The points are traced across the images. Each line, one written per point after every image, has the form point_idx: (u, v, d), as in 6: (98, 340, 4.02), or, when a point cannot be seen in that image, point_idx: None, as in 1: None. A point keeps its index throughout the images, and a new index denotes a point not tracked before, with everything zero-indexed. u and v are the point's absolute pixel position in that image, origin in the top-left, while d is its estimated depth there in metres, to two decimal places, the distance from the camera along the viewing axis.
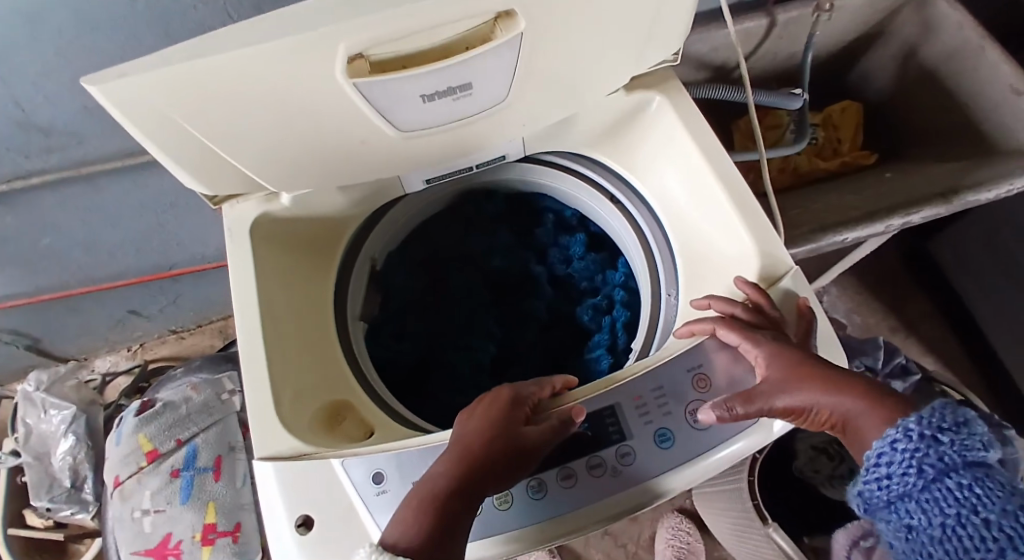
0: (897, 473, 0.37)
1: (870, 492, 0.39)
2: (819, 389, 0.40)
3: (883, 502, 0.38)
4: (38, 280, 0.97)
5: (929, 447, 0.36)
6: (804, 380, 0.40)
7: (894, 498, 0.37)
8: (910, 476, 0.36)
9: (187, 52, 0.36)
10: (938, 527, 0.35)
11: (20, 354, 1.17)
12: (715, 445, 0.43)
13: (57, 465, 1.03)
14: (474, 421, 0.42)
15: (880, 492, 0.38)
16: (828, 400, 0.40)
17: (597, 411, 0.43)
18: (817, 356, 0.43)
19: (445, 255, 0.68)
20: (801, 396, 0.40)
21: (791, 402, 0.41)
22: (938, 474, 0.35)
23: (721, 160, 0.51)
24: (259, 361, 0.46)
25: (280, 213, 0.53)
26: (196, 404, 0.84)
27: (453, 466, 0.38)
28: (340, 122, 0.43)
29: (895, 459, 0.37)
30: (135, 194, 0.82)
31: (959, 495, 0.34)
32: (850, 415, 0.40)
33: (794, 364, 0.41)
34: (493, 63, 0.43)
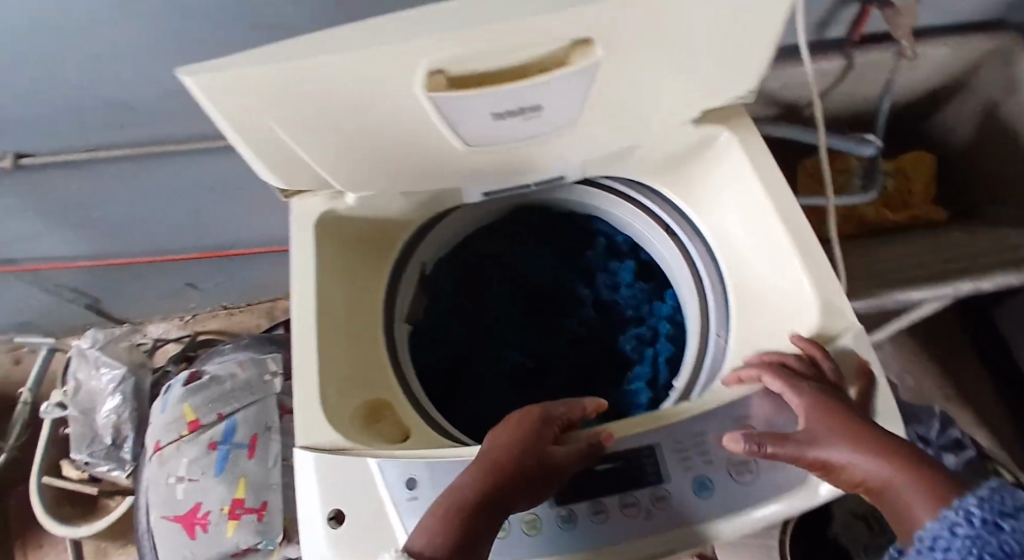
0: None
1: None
2: (861, 448, 0.37)
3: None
4: (105, 245, 1.03)
5: (992, 534, 0.33)
6: (843, 434, 0.38)
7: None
8: None
9: (282, 51, 0.38)
10: None
11: (81, 312, 1.25)
12: (753, 503, 0.42)
13: (101, 422, 1.09)
14: (502, 433, 0.42)
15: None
16: (869, 461, 0.37)
17: (637, 449, 0.43)
18: (868, 420, 0.40)
19: (493, 268, 0.69)
20: (840, 451, 0.38)
21: (829, 456, 0.38)
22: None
23: (788, 203, 0.50)
24: (309, 354, 0.48)
25: (343, 212, 0.55)
26: (240, 381, 0.88)
27: (480, 478, 0.38)
28: (411, 131, 0.45)
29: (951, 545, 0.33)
30: (204, 175, 0.86)
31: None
32: (894, 484, 0.36)
33: (835, 417, 0.39)
34: (564, 88, 0.43)
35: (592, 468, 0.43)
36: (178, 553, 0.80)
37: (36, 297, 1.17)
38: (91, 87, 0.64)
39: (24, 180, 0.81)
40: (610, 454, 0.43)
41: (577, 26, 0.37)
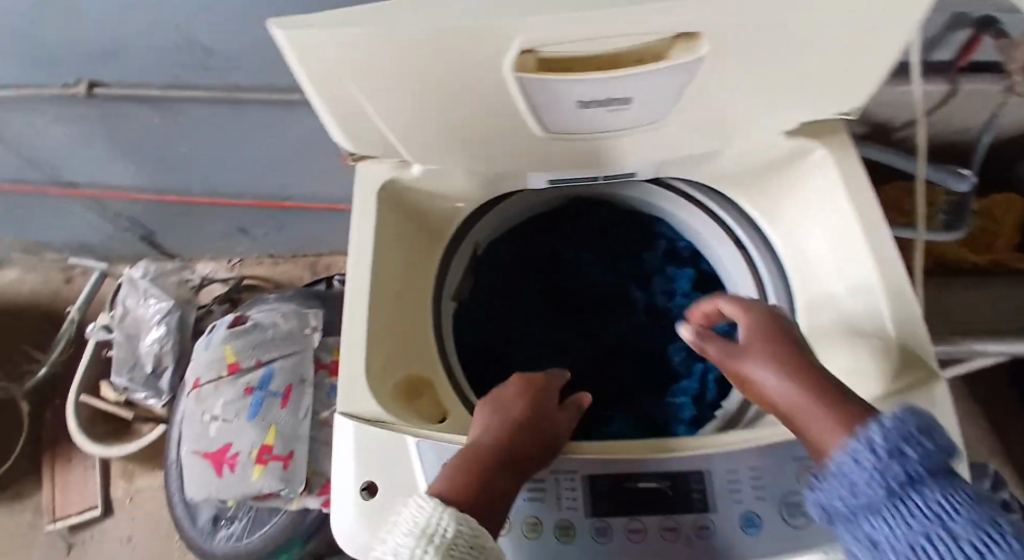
0: (857, 491, 0.27)
1: (831, 515, 0.30)
2: (782, 374, 0.36)
3: (843, 520, 0.29)
4: (166, 180, 1.05)
5: (899, 459, 0.27)
6: (771, 361, 0.37)
7: (852, 514, 0.28)
8: (873, 492, 0.27)
9: (380, 14, 0.37)
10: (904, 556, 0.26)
11: (136, 242, 1.28)
12: (803, 549, 0.39)
13: (144, 349, 1.12)
14: (508, 394, 0.44)
15: (839, 513, 0.29)
16: (783, 387, 0.36)
17: (685, 473, 0.41)
18: (802, 350, 0.38)
19: (546, 257, 0.68)
20: (762, 376, 0.37)
21: (754, 380, 0.38)
22: (907, 494, 0.26)
23: (880, 237, 0.48)
24: (360, 321, 0.48)
25: (407, 181, 0.54)
26: (281, 330, 0.90)
27: (499, 436, 0.39)
28: (492, 111, 0.43)
29: (857, 473, 0.28)
30: (270, 125, 0.86)
31: (941, 527, 0.25)
32: (803, 412, 0.34)
33: (768, 346, 0.38)
34: (658, 83, 0.41)
35: (635, 485, 0.41)
36: (205, 488, 0.83)
37: (96, 223, 1.21)
38: (176, 23, 0.64)
39: (100, 109, 0.83)
40: (656, 473, 0.41)
41: (690, 18, 0.35)
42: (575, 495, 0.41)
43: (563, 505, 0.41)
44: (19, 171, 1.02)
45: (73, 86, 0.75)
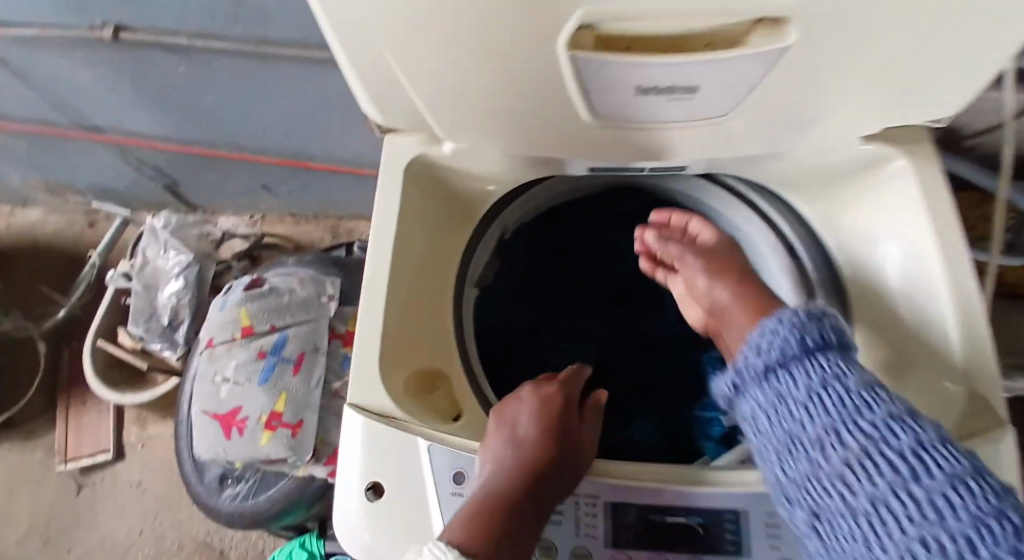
0: (775, 348, 0.34)
1: (744, 383, 0.35)
2: (721, 281, 0.49)
3: (754, 382, 0.35)
4: (190, 131, 1.02)
5: (810, 327, 0.34)
6: (714, 272, 0.50)
7: (765, 370, 0.34)
8: (790, 344, 0.33)
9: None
10: (803, 392, 0.32)
11: (159, 191, 1.27)
12: None
13: (162, 301, 1.12)
14: (526, 414, 0.41)
15: (753, 376, 0.35)
16: (720, 291, 0.49)
17: (720, 511, 0.38)
18: (738, 263, 0.51)
19: (576, 245, 0.65)
20: (705, 284, 0.50)
21: (699, 287, 0.51)
22: (814, 352, 0.33)
23: (962, 265, 0.44)
24: (377, 307, 0.45)
25: (437, 158, 0.50)
26: (298, 297, 0.88)
27: (524, 474, 0.37)
28: (539, 91, 0.39)
29: (779, 337, 0.34)
30: (298, 82, 0.82)
31: (835, 372, 0.32)
32: (732, 307, 0.47)
33: (712, 262, 0.51)
34: (731, 73, 0.36)
35: (663, 518, 0.38)
36: (213, 448, 0.83)
37: (120, 169, 1.19)
38: None
39: (125, 53, 0.79)
40: (687, 508, 0.38)
41: (782, 2, 0.30)
42: (596, 522, 0.38)
43: (581, 533, 0.37)
44: (44, 112, 1.00)
45: (98, 28, 0.71)
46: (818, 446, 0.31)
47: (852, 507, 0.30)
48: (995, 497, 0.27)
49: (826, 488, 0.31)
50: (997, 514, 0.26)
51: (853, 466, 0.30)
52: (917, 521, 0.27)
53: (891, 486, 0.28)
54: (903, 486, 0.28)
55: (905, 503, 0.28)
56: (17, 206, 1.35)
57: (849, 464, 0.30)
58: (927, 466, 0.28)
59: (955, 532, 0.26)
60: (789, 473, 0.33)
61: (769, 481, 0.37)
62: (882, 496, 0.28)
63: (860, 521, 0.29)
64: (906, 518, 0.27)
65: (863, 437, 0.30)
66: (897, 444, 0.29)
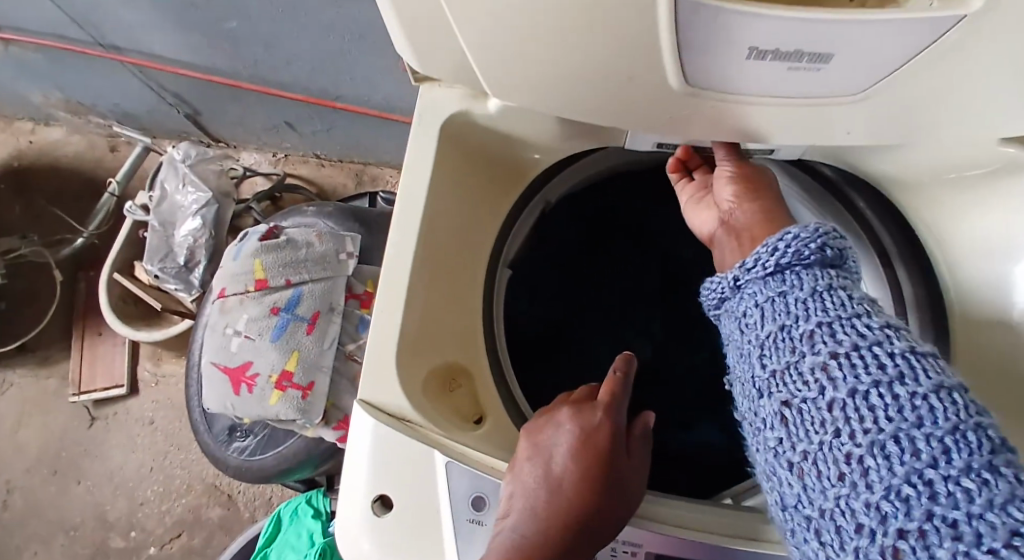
0: (790, 247, 0.31)
1: (744, 279, 0.33)
2: (748, 199, 0.41)
3: (755, 280, 0.32)
4: (213, 59, 0.95)
5: (832, 239, 0.31)
6: (747, 181, 0.42)
7: (772, 269, 0.31)
8: (810, 248, 0.30)
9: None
10: (807, 291, 0.30)
11: (180, 120, 1.20)
12: None
13: (179, 240, 1.08)
14: (565, 448, 0.35)
15: (756, 272, 0.32)
16: (744, 207, 0.41)
17: None
18: (771, 181, 0.43)
19: (627, 228, 0.57)
20: (730, 190, 0.42)
21: (720, 193, 0.43)
22: (824, 264, 0.31)
23: None
24: (398, 290, 0.39)
25: (480, 117, 0.42)
26: (315, 253, 0.82)
27: (548, 520, 0.32)
28: (619, 48, 0.31)
29: (794, 238, 0.31)
30: (329, 10, 0.73)
31: (843, 285, 0.30)
32: (751, 229, 0.40)
33: (749, 170, 0.42)
34: (881, 43, 0.29)
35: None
36: (222, 401, 0.80)
37: (139, 94, 1.12)
38: None
39: None
40: None
41: None
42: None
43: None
44: (59, 26, 0.93)
45: None
46: (804, 339, 0.29)
47: (824, 401, 0.28)
48: (979, 414, 0.25)
49: (803, 381, 0.29)
50: (978, 426, 0.24)
51: (837, 359, 0.27)
52: (893, 419, 0.25)
53: (873, 381, 0.26)
54: (887, 384, 0.26)
55: (883, 401, 0.26)
56: (38, 123, 1.31)
57: (834, 357, 0.28)
58: (917, 369, 0.26)
59: (930, 431, 0.24)
60: (764, 368, 0.31)
61: (739, 389, 0.34)
62: (862, 391, 0.26)
63: (832, 415, 0.27)
64: (881, 414, 0.25)
65: (856, 336, 0.28)
66: (891, 347, 0.27)
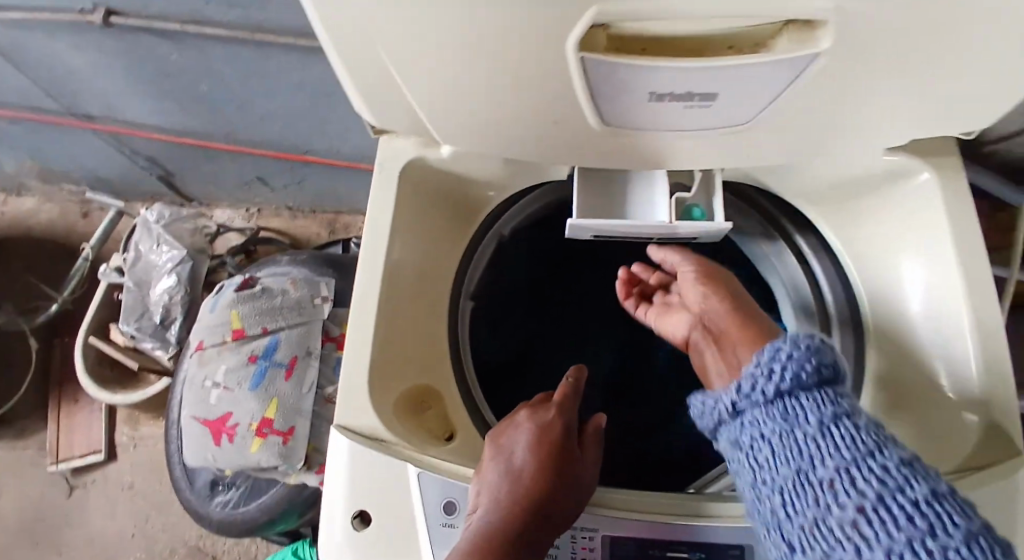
0: (787, 371, 0.32)
1: (744, 407, 0.34)
2: (719, 301, 0.46)
3: (757, 408, 0.33)
4: (187, 123, 0.99)
5: (824, 358, 0.33)
6: (708, 285, 0.47)
7: (774, 396, 0.32)
8: (805, 367, 0.32)
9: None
10: (813, 423, 0.31)
11: (152, 182, 1.23)
12: None
13: (154, 299, 1.10)
14: (522, 444, 0.39)
15: (757, 401, 0.33)
16: (717, 305, 0.46)
17: (723, 545, 0.37)
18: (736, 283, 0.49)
19: (579, 256, 0.62)
20: (700, 293, 0.48)
21: (693, 299, 0.49)
22: (822, 385, 0.32)
23: (983, 287, 0.42)
24: (367, 320, 0.43)
25: (435, 162, 0.47)
26: (290, 299, 0.85)
27: (513, 511, 0.35)
28: (544, 97, 0.36)
29: (789, 360, 0.32)
30: (299, 73, 0.79)
31: (844, 412, 0.31)
32: (727, 325, 0.44)
33: (711, 276, 0.48)
34: (757, 82, 0.35)
35: (663, 552, 0.37)
36: (203, 454, 0.81)
37: (112, 159, 1.15)
38: None
39: (118, 39, 0.76)
40: (690, 543, 0.37)
41: (815, 6, 0.28)
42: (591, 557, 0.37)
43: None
44: (35, 99, 0.97)
45: (90, 12, 0.69)
46: (824, 486, 0.29)
47: None
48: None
49: (833, 537, 0.28)
50: None
51: (864, 512, 0.28)
52: None
53: (907, 539, 0.26)
54: (920, 540, 0.26)
55: None
56: (9, 194, 1.32)
57: (860, 509, 0.28)
58: (946, 519, 0.26)
59: None
60: (791, 518, 0.31)
61: (766, 536, 0.34)
62: (897, 551, 0.26)
63: None
64: None
65: (877, 483, 0.28)
66: (912, 493, 0.27)
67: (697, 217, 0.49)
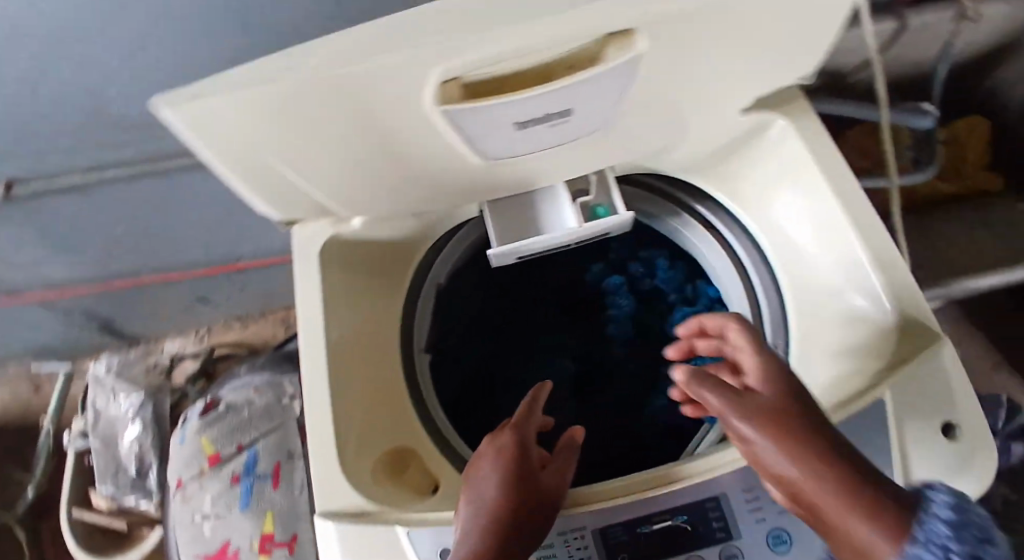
0: None
1: None
2: (799, 469, 0.34)
3: None
4: (113, 266, 0.98)
5: None
6: (772, 441, 0.35)
7: None
8: None
9: (293, 61, 0.32)
10: None
11: (94, 334, 1.20)
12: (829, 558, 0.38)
13: (124, 451, 1.06)
14: (487, 467, 0.40)
15: None
16: (795, 475, 0.34)
17: (700, 502, 0.41)
18: (815, 421, 0.35)
19: (516, 282, 0.65)
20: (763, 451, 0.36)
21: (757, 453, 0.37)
22: None
23: (857, 203, 0.47)
24: (324, 401, 0.44)
25: (350, 236, 0.49)
26: (258, 407, 0.84)
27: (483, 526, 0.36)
28: (423, 149, 0.39)
29: None
30: (211, 187, 0.81)
31: None
32: (820, 508, 0.33)
33: (770, 423, 0.35)
34: (603, 91, 0.38)
35: (650, 527, 0.41)
36: None
37: (46, 325, 1.13)
38: (72, 105, 0.58)
39: (21, 208, 0.76)
40: (670, 510, 0.41)
41: (621, 17, 0.32)
42: (586, 548, 0.40)
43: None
44: None
45: None
46: None
47: None
48: None
49: None
50: None
51: None
52: None
53: None
54: None
55: None
56: None
57: None
58: None
59: None
60: None
61: None
62: None
63: None
64: None
65: None
66: None
67: (602, 215, 0.53)
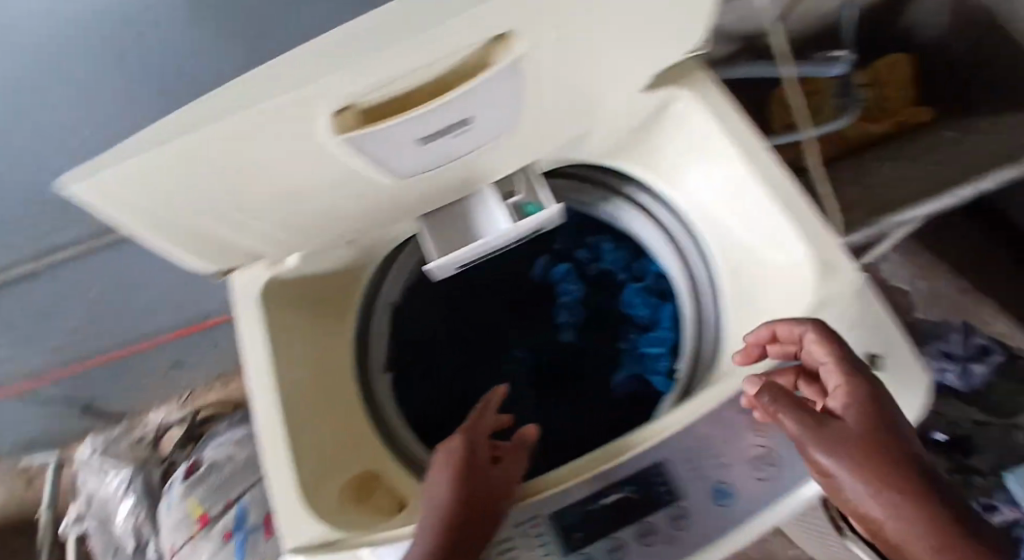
0: None
1: None
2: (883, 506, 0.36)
3: None
4: (79, 349, 0.98)
5: None
6: (860, 476, 0.37)
7: None
8: None
9: (175, 123, 0.32)
10: None
11: (76, 418, 1.19)
12: (767, 504, 0.44)
13: (121, 528, 1.05)
14: (442, 476, 0.44)
15: None
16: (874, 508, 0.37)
17: (645, 472, 0.44)
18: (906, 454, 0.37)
19: (468, 291, 0.66)
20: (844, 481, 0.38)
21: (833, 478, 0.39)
22: None
23: (767, 161, 0.46)
24: (279, 443, 0.44)
25: (287, 274, 0.50)
26: (240, 460, 0.84)
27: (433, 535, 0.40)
28: (335, 176, 0.40)
29: None
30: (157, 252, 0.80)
31: None
32: (896, 534, 0.37)
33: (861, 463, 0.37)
34: (499, 95, 0.39)
35: (598, 502, 0.44)
36: None
37: (25, 418, 1.12)
38: None
39: None
40: (619, 483, 0.44)
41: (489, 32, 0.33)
42: (543, 537, 0.44)
43: (538, 551, 0.43)
44: None
45: None
46: None
47: None
48: None
49: None
50: None
51: None
52: None
53: None
54: None
55: None
56: None
57: None
58: None
59: None
60: None
61: None
62: None
63: None
64: None
65: None
66: None
67: (532, 211, 0.53)
